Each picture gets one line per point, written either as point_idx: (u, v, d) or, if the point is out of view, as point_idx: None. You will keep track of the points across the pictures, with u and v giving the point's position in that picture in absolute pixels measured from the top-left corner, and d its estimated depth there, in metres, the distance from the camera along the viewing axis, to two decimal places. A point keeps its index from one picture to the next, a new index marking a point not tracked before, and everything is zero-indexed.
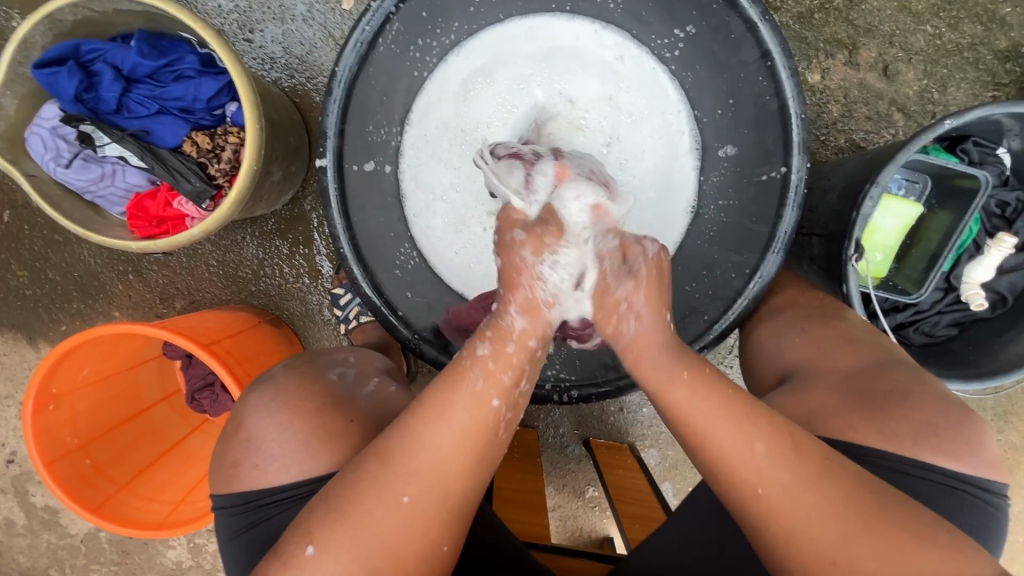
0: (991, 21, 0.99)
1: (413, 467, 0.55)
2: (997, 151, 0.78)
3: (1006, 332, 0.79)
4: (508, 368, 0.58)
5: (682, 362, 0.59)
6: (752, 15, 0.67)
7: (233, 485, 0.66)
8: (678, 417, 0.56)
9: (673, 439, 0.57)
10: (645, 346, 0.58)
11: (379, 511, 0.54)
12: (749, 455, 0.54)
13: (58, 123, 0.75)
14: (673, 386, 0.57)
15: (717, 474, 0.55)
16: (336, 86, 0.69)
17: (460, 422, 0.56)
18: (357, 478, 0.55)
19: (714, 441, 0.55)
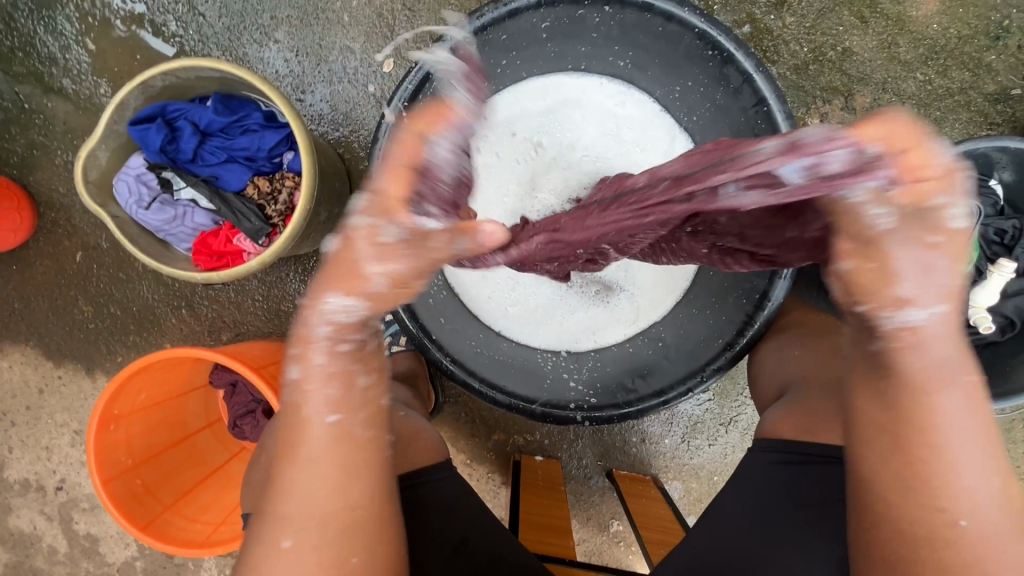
0: (978, 68, 1.07)
1: (285, 511, 0.54)
2: (988, 183, 0.83)
3: (1018, 355, 0.82)
4: (332, 381, 0.54)
5: (966, 431, 0.48)
6: (748, 67, 0.76)
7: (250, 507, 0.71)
8: (924, 417, 0.48)
9: (900, 432, 0.49)
10: (942, 332, 0.47)
11: (266, 564, 0.53)
12: (978, 466, 0.48)
13: (143, 171, 0.86)
14: (946, 385, 0.48)
15: (926, 479, 0.48)
16: (381, 136, 0.79)
17: (318, 452, 0.54)
18: (257, 537, 0.54)
19: (950, 443, 0.48)
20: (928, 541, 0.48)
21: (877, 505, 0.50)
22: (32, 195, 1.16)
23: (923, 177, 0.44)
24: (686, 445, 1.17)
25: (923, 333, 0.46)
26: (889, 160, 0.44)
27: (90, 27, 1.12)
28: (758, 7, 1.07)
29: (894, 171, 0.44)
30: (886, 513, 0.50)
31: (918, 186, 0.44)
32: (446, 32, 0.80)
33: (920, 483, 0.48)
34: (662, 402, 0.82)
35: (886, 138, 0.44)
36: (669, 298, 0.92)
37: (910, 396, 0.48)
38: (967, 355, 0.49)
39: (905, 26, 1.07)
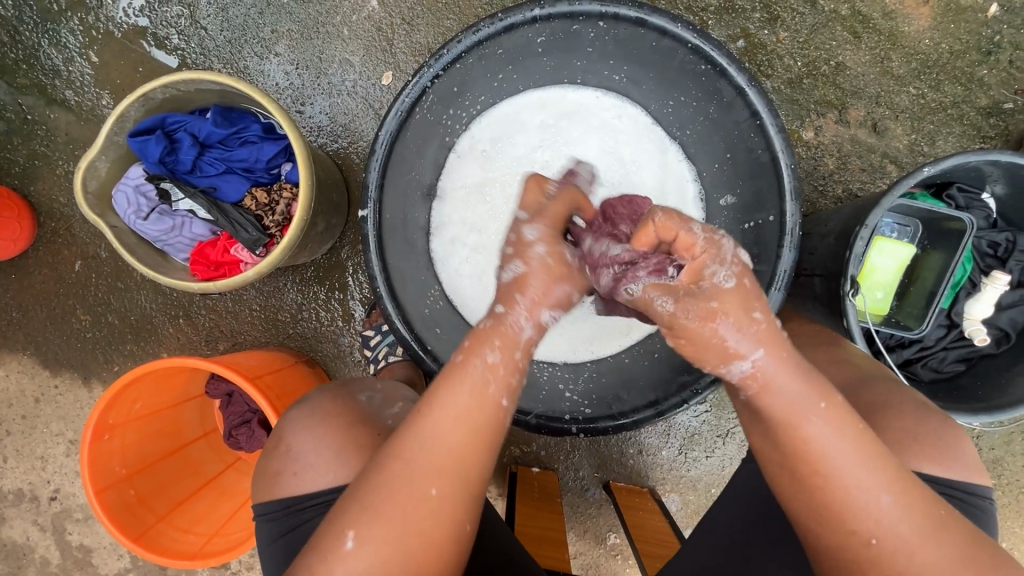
0: (970, 82, 1.08)
1: (422, 462, 0.57)
2: (982, 196, 0.83)
3: (1013, 367, 0.81)
4: (508, 363, 0.60)
5: (846, 458, 0.54)
6: (740, 82, 0.77)
7: (272, 493, 0.70)
8: (807, 450, 0.54)
9: (793, 465, 0.55)
10: (779, 369, 0.55)
11: (409, 502, 0.56)
12: (871, 483, 0.53)
13: (142, 182, 0.87)
14: (809, 418, 0.54)
15: (832, 507, 0.54)
16: (378, 148, 0.80)
17: (475, 412, 0.58)
18: (397, 478, 0.56)
19: (837, 468, 0.54)
20: (850, 559, 0.55)
21: (807, 528, 0.57)
22: (33, 205, 1.17)
23: (693, 250, 0.57)
24: (683, 457, 1.17)
25: (761, 379, 0.55)
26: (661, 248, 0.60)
27: (93, 40, 1.14)
28: (752, 22, 1.09)
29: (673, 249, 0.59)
30: (809, 534, 0.57)
31: (694, 260, 0.57)
32: (444, 46, 0.78)
33: (821, 511, 0.55)
34: (657, 413, 0.81)
35: (662, 229, 0.59)
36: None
37: (789, 435, 0.55)
38: (823, 384, 0.55)
39: (898, 42, 1.08)
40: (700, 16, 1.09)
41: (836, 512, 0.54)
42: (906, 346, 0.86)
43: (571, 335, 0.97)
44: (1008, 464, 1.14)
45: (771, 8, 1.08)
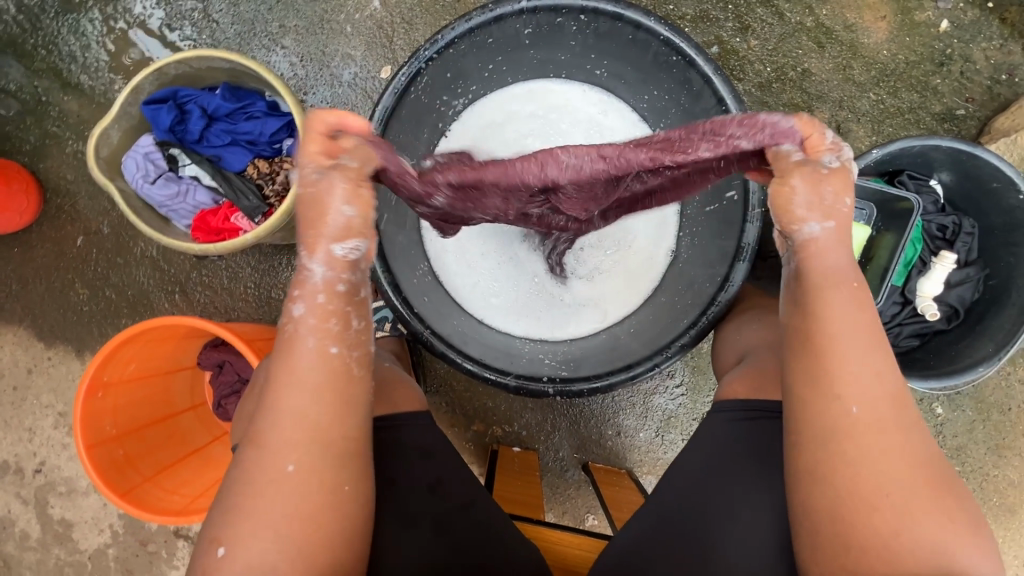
0: (926, 90, 1.17)
1: (274, 444, 0.57)
2: (929, 182, 0.90)
3: (962, 341, 0.88)
4: (329, 316, 0.59)
5: (857, 330, 0.58)
6: (707, 71, 0.84)
7: (247, 437, 0.73)
8: (826, 312, 0.58)
9: (808, 330, 0.59)
10: (833, 246, 0.59)
11: (271, 486, 0.57)
12: (868, 366, 0.57)
13: (151, 150, 0.93)
14: (840, 287, 0.59)
15: (827, 374, 0.58)
16: (373, 120, 0.86)
17: (308, 375, 0.58)
18: (251, 467, 0.57)
19: (845, 343, 0.57)
20: (834, 429, 0.57)
21: (796, 409, 0.60)
22: (41, 182, 1.22)
23: (819, 148, 0.61)
24: (660, 438, 1.20)
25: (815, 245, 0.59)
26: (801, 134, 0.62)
27: (111, 29, 1.21)
28: (725, 31, 1.18)
29: (800, 142, 0.62)
30: (800, 404, 0.59)
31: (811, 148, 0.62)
32: (438, 33, 0.86)
33: (813, 396, 0.58)
34: (630, 376, 0.86)
35: (804, 122, 0.62)
36: (637, 298, 1.02)
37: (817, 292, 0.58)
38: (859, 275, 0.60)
39: (858, 52, 1.18)
40: (678, 23, 1.18)
41: (827, 401, 0.57)
42: None
43: (552, 313, 1.03)
44: (971, 452, 1.19)
45: (742, 18, 1.18)
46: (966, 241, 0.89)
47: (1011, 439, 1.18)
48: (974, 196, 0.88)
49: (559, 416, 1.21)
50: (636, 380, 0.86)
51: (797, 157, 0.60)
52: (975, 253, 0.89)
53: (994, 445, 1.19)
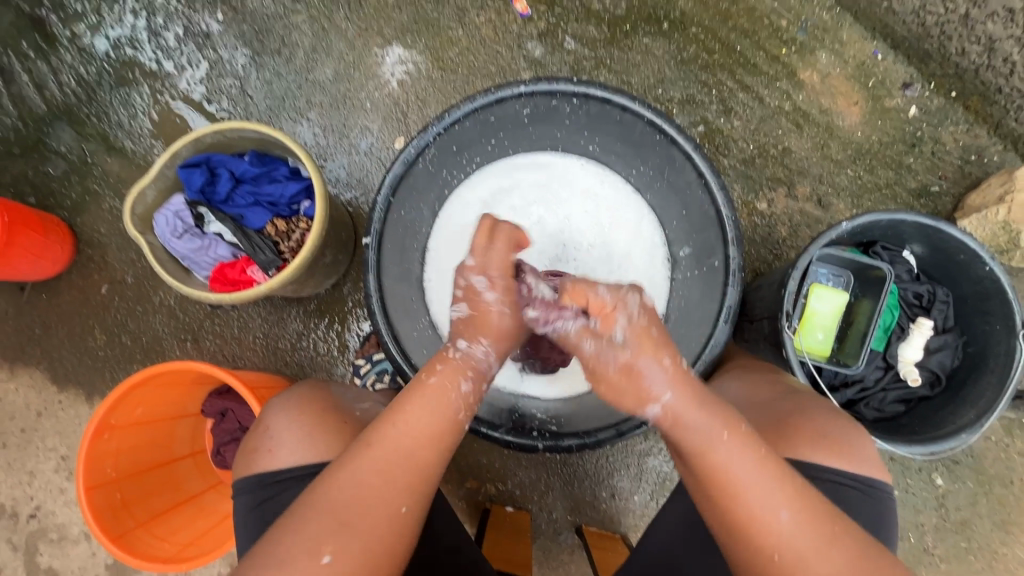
0: (900, 168, 1.25)
1: (389, 469, 0.65)
2: (902, 254, 0.95)
3: (945, 407, 0.90)
4: (462, 409, 0.70)
5: (747, 475, 0.64)
6: (688, 148, 0.93)
7: (250, 469, 0.78)
8: (716, 472, 0.65)
9: (707, 488, 0.66)
10: (688, 405, 0.67)
11: (382, 514, 0.64)
12: (765, 505, 0.63)
13: (181, 208, 1.02)
14: (718, 443, 0.65)
15: (738, 526, 0.64)
16: (383, 188, 0.95)
17: (433, 421, 0.68)
18: (362, 491, 0.64)
19: (743, 491, 0.63)
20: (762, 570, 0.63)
21: (725, 549, 0.66)
22: (76, 234, 1.31)
23: (605, 312, 0.70)
24: (654, 502, 1.19)
25: (673, 413, 0.67)
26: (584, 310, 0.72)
27: (157, 101, 1.35)
28: (710, 112, 1.29)
29: (584, 316, 0.72)
30: (733, 557, 0.65)
31: (606, 317, 0.70)
32: (445, 111, 0.96)
33: (729, 540, 0.65)
34: (618, 432, 0.88)
35: (573, 297, 0.73)
36: None
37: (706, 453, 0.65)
38: (729, 415, 0.66)
39: (835, 133, 1.27)
40: (666, 105, 1.30)
41: (739, 544, 0.64)
42: (849, 386, 0.94)
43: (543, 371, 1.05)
44: (976, 527, 1.16)
45: (725, 102, 1.29)
46: (942, 308, 0.93)
47: (1017, 514, 1.16)
48: (944, 267, 0.93)
49: (552, 475, 1.20)
50: (624, 437, 0.88)
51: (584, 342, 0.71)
52: (952, 320, 0.93)
53: (999, 520, 1.16)
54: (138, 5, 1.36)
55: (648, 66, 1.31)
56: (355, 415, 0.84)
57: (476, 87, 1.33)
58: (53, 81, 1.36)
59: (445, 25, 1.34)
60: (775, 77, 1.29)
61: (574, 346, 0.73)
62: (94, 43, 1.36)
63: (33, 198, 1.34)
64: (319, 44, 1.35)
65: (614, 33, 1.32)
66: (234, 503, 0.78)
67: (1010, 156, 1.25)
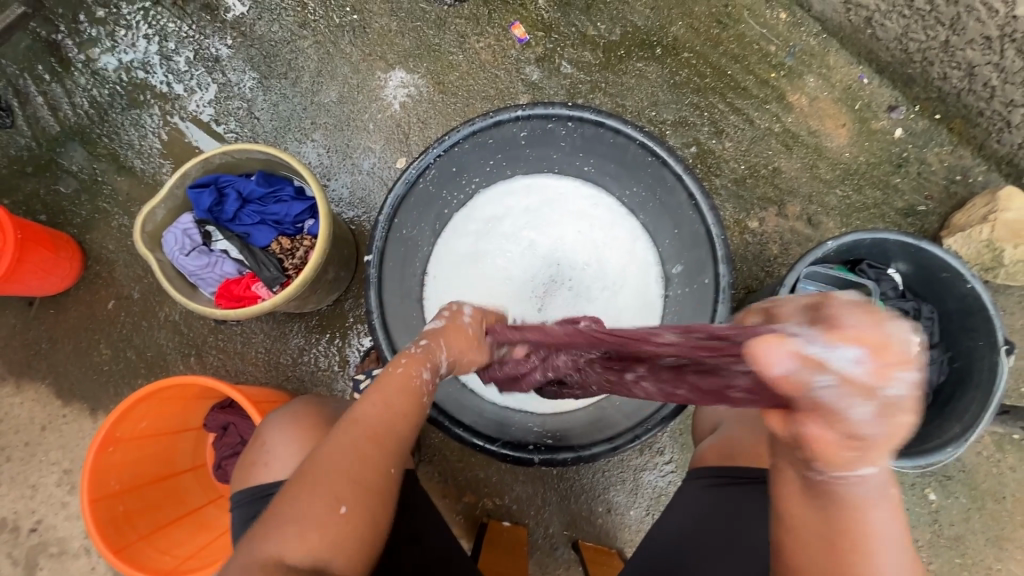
0: (887, 188, 1.29)
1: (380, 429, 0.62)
2: (887, 270, 0.98)
3: (934, 421, 0.92)
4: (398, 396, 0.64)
5: (893, 549, 0.50)
6: (678, 169, 0.96)
7: (249, 481, 0.81)
8: (860, 535, 0.50)
9: (837, 543, 0.51)
10: (882, 481, 0.48)
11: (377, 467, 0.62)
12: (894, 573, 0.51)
13: (189, 226, 1.05)
14: (880, 508, 0.49)
15: None
16: (386, 208, 0.98)
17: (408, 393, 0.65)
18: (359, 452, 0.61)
19: (878, 554, 0.50)
20: None
21: None
22: (85, 250, 1.35)
23: (893, 363, 0.41)
24: (650, 517, 1.21)
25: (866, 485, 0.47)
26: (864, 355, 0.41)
27: (167, 123, 1.40)
28: (702, 134, 1.33)
29: (861, 355, 0.41)
30: None
31: (882, 371, 0.41)
32: (445, 134, 0.99)
33: None
34: (612, 447, 0.90)
35: (848, 334, 0.41)
36: None
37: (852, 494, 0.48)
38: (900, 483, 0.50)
39: (824, 154, 1.31)
40: (660, 127, 1.34)
41: None
42: None
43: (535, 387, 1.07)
44: (970, 543, 1.17)
45: (717, 124, 1.33)
46: (927, 325, 0.96)
47: (1010, 530, 1.16)
48: (929, 284, 0.96)
49: (549, 490, 1.22)
50: (619, 451, 0.91)
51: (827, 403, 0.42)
52: (937, 335, 0.96)
53: (993, 536, 1.16)
54: (151, 30, 1.41)
55: (642, 90, 1.36)
56: None
57: (476, 109, 1.37)
58: (67, 103, 1.40)
59: (445, 50, 1.39)
60: (764, 100, 1.34)
61: (787, 392, 0.43)
62: (107, 66, 1.41)
63: (44, 215, 1.37)
64: (324, 68, 1.40)
65: (609, 58, 1.37)
66: (233, 514, 0.81)
67: (994, 177, 1.28)
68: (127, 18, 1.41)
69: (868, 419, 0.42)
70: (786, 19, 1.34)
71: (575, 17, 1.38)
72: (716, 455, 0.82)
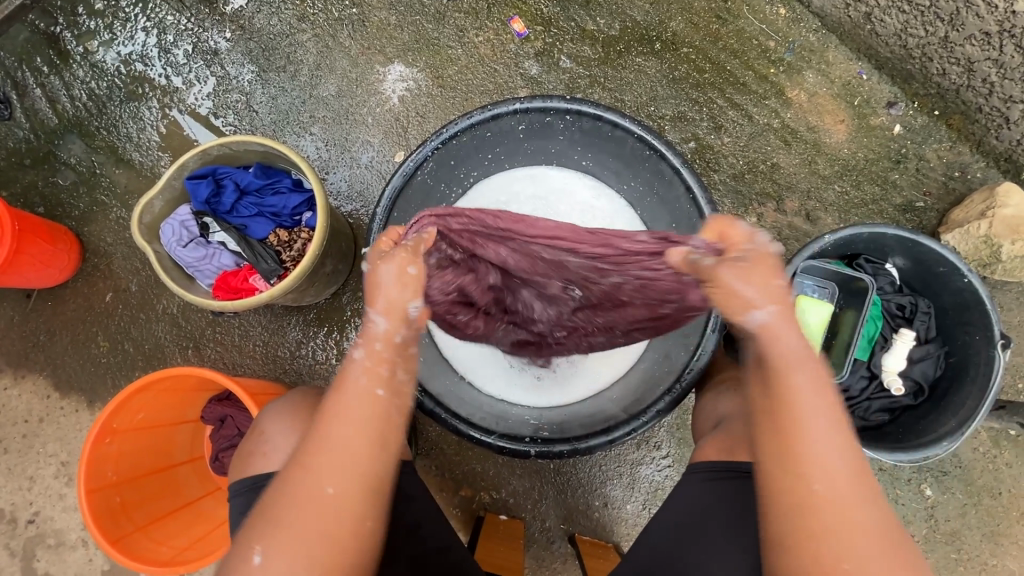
0: (885, 184, 1.29)
1: (315, 459, 0.63)
2: (885, 266, 0.98)
3: (928, 416, 0.92)
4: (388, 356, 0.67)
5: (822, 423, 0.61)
6: (676, 162, 0.97)
7: (245, 472, 0.80)
8: (795, 401, 0.62)
9: (779, 415, 0.63)
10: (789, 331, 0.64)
11: (308, 494, 0.61)
12: (829, 446, 0.61)
13: (187, 218, 1.05)
14: (808, 380, 0.62)
15: (793, 453, 0.61)
16: (383, 199, 0.99)
17: (352, 410, 0.64)
18: (299, 483, 0.62)
19: (813, 428, 0.61)
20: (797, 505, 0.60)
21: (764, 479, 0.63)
22: (83, 243, 1.35)
23: (737, 238, 0.66)
24: (646, 511, 1.21)
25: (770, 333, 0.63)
26: (715, 244, 0.69)
27: (165, 115, 1.39)
28: (701, 129, 1.33)
29: (721, 241, 0.68)
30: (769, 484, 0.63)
31: (734, 243, 0.66)
32: (443, 127, 0.99)
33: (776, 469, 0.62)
34: (609, 440, 0.90)
35: (715, 228, 0.69)
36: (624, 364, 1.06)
37: (783, 385, 0.62)
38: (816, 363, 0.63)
39: (822, 150, 1.31)
40: (658, 122, 1.34)
41: (790, 476, 0.61)
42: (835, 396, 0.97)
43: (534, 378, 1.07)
44: (966, 538, 1.17)
45: (715, 119, 1.33)
46: (925, 320, 0.95)
47: (1006, 525, 1.17)
48: (926, 279, 0.95)
49: (546, 484, 1.22)
50: (616, 444, 0.90)
51: (709, 261, 0.66)
52: (934, 331, 0.95)
53: (988, 531, 1.17)
54: (149, 23, 1.41)
55: (641, 85, 1.35)
56: None
57: (475, 103, 1.37)
58: (65, 95, 1.40)
59: (445, 44, 1.39)
60: (763, 95, 1.33)
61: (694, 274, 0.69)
62: (106, 58, 1.41)
63: (42, 208, 1.37)
64: (323, 61, 1.40)
65: (608, 53, 1.37)
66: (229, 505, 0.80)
67: (993, 173, 1.28)
68: (126, 11, 1.41)
69: (733, 278, 0.64)
70: (785, 14, 1.33)
71: (574, 11, 1.37)
72: (716, 449, 0.81)
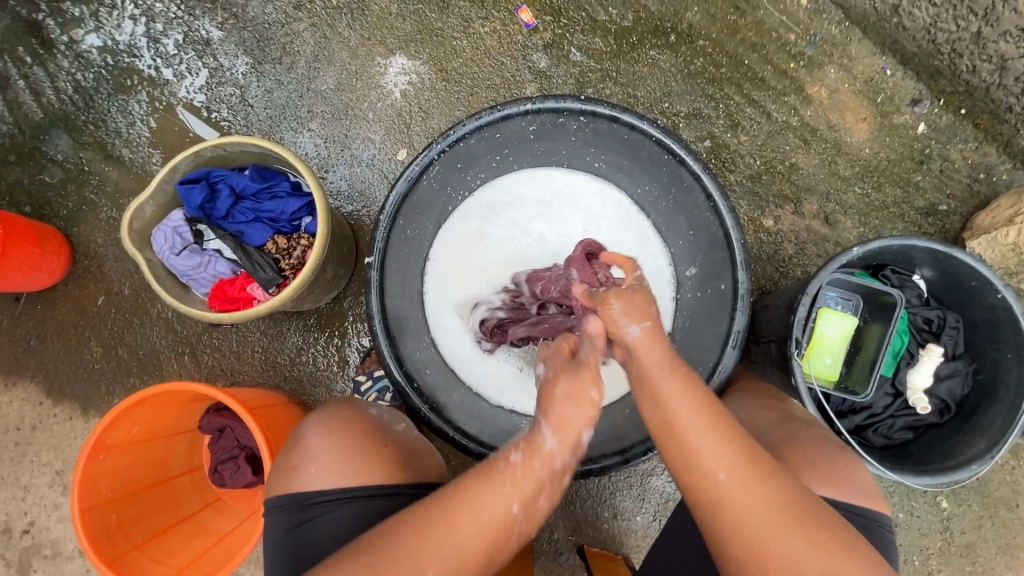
0: (907, 186, 1.24)
1: (432, 540, 0.64)
2: (912, 277, 0.94)
3: (955, 436, 0.89)
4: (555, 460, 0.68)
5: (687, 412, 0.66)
6: (696, 169, 0.91)
7: (287, 488, 0.77)
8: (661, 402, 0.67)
9: (664, 424, 0.67)
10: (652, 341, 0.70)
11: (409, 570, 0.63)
12: (706, 442, 0.65)
13: (180, 224, 1.00)
14: (667, 381, 0.68)
15: (686, 460, 0.65)
16: (388, 206, 0.93)
17: (489, 513, 0.66)
18: (401, 552, 0.64)
19: (686, 428, 0.66)
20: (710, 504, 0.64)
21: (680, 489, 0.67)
22: (72, 244, 1.29)
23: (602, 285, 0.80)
24: (657, 523, 1.18)
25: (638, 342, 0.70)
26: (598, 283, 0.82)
27: (155, 109, 1.33)
28: (717, 127, 1.28)
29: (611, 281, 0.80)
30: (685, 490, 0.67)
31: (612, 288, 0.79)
32: (451, 128, 0.94)
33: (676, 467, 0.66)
34: (624, 460, 0.87)
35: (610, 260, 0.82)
36: None
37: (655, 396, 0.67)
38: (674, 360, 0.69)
39: (843, 149, 1.26)
40: (673, 119, 1.28)
41: (687, 473, 0.66)
42: (857, 412, 0.93)
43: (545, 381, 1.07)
44: (981, 550, 1.15)
45: (732, 117, 1.28)
46: (953, 335, 0.92)
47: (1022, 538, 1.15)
48: (956, 292, 0.91)
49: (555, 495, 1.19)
50: (630, 463, 0.87)
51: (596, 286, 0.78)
52: (962, 347, 0.92)
53: (1004, 544, 1.15)
54: (137, 11, 1.34)
55: (655, 79, 1.29)
56: (393, 439, 0.83)
57: (480, 98, 1.31)
58: (50, 87, 1.34)
59: (449, 35, 1.32)
60: (782, 92, 1.28)
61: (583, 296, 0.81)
62: (92, 48, 1.34)
63: (28, 207, 1.31)
64: (320, 53, 1.33)
65: (620, 45, 1.30)
66: (268, 522, 0.77)
67: (1019, 175, 1.24)
68: None
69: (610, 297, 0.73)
70: (808, 5, 1.27)
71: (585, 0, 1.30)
72: None
